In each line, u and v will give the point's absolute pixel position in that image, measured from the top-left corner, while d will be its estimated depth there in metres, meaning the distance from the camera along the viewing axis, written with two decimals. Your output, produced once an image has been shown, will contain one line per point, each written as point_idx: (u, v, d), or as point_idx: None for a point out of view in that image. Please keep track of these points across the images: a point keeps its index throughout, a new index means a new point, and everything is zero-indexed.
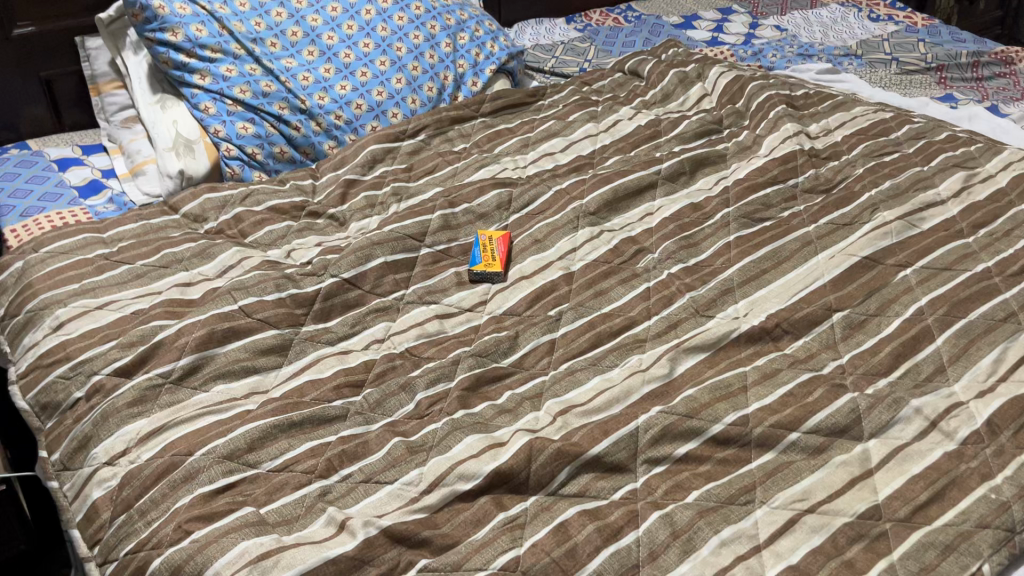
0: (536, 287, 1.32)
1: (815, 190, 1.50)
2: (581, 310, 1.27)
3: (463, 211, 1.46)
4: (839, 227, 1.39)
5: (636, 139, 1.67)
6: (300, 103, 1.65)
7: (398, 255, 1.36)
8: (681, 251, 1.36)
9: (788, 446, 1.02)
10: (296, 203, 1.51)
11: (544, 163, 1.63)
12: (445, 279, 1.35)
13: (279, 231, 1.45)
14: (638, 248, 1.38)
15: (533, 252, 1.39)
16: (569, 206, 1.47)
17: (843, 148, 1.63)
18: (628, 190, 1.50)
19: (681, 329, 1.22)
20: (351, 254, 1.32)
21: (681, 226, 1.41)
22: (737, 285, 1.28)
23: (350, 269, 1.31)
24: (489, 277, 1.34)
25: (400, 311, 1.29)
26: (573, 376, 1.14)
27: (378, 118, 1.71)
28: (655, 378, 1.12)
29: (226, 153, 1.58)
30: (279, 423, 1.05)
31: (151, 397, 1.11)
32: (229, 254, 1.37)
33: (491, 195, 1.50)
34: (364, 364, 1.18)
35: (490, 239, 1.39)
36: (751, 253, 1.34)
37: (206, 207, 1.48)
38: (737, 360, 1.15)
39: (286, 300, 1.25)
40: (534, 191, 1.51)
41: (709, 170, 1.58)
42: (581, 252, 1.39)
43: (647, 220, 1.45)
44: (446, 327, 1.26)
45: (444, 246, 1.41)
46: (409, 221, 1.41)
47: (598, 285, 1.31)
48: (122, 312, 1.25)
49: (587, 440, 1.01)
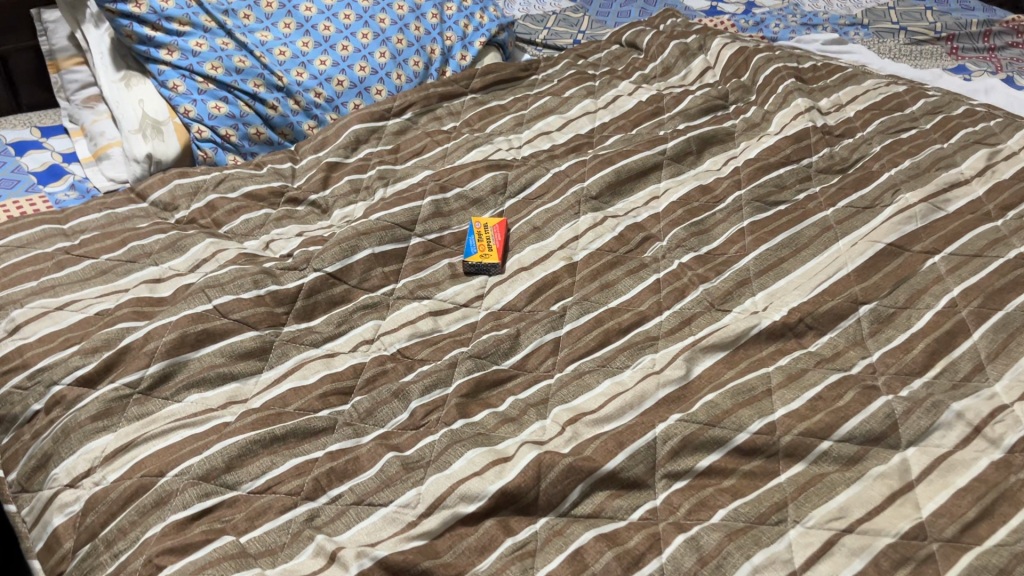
0: (536, 280, 1.22)
1: (830, 170, 1.41)
2: (587, 305, 1.17)
3: (455, 196, 1.36)
4: (859, 211, 1.30)
5: (637, 116, 1.57)
6: (277, 80, 1.53)
7: (386, 246, 1.25)
8: (692, 238, 1.27)
9: (819, 456, 0.93)
10: (275, 188, 1.40)
11: (540, 143, 1.53)
12: (437, 272, 1.25)
13: (256, 221, 1.34)
14: (645, 236, 1.29)
15: (533, 240, 1.29)
16: (570, 189, 1.37)
17: (856, 125, 1.54)
18: (632, 172, 1.40)
19: (695, 325, 1.13)
20: (334, 246, 1.22)
21: (690, 211, 1.32)
22: (754, 276, 1.19)
23: (334, 262, 1.20)
24: (485, 268, 1.25)
25: (389, 307, 1.19)
26: (582, 379, 1.05)
27: (361, 95, 1.60)
28: (670, 382, 1.03)
29: (197, 135, 1.47)
30: (260, 439, 0.95)
31: (118, 410, 1.00)
32: (202, 246, 1.26)
33: (485, 178, 1.40)
34: (352, 368, 1.08)
35: (486, 226, 1.30)
36: (767, 240, 1.25)
37: (176, 194, 1.37)
38: (758, 359, 1.06)
39: (265, 298, 1.14)
40: (531, 173, 1.41)
41: (716, 148, 1.48)
42: (584, 240, 1.29)
43: (654, 204, 1.36)
44: (441, 325, 1.17)
45: (436, 235, 1.30)
46: (397, 209, 1.31)
47: (603, 278, 1.22)
48: (85, 313, 1.14)
49: (602, 454, 0.92)
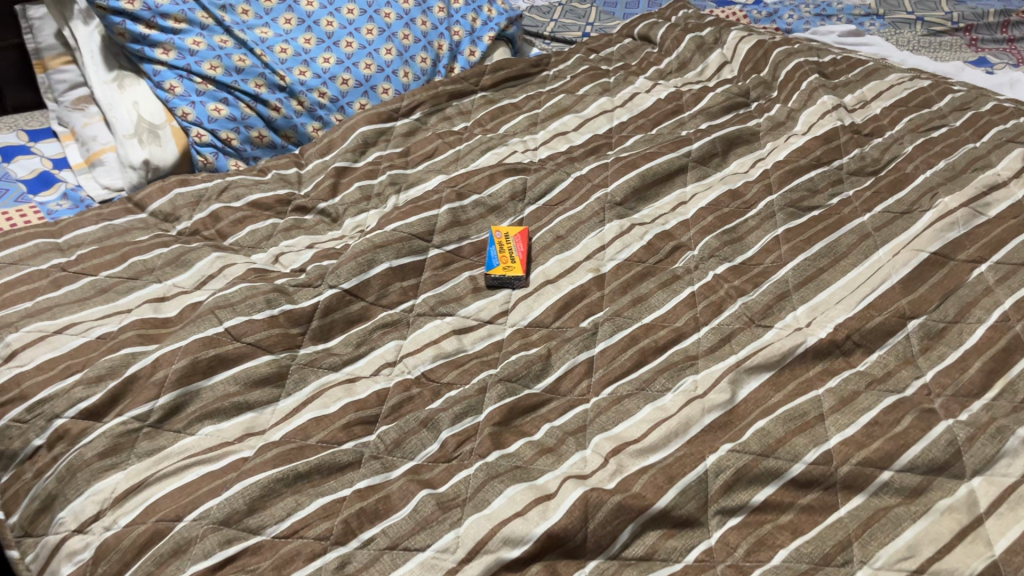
0: (564, 294, 1.16)
1: (863, 172, 1.35)
2: (620, 321, 1.11)
3: (472, 203, 1.29)
4: (898, 216, 1.24)
5: (657, 115, 1.51)
6: (279, 79, 1.45)
7: (404, 259, 1.19)
8: (725, 248, 1.21)
9: (881, 487, 0.88)
10: (282, 197, 1.33)
11: (557, 145, 1.46)
12: (459, 285, 1.18)
13: (263, 232, 1.26)
14: (675, 245, 1.23)
15: (557, 250, 1.23)
16: (593, 195, 1.31)
17: (884, 123, 1.48)
18: (657, 175, 1.33)
19: (736, 342, 1.07)
20: (350, 261, 1.15)
21: (721, 218, 1.26)
22: (793, 288, 1.13)
23: (350, 278, 1.14)
24: (509, 281, 1.18)
25: (410, 325, 1.12)
26: (621, 404, 0.99)
27: (367, 95, 1.52)
28: (715, 407, 0.97)
29: (196, 139, 1.39)
30: (283, 477, 0.89)
31: (126, 446, 0.93)
32: (207, 261, 1.19)
33: (503, 184, 1.33)
34: (375, 395, 1.01)
35: (507, 235, 1.24)
36: (804, 249, 1.19)
37: (177, 204, 1.29)
38: (806, 381, 1.00)
39: (279, 318, 1.08)
40: (551, 178, 1.34)
41: (742, 149, 1.42)
42: (611, 249, 1.22)
43: (681, 210, 1.29)
44: (465, 344, 1.10)
45: (455, 246, 1.24)
46: (414, 218, 1.24)
47: (635, 291, 1.16)
48: (86, 336, 1.07)
49: (652, 490, 0.86)
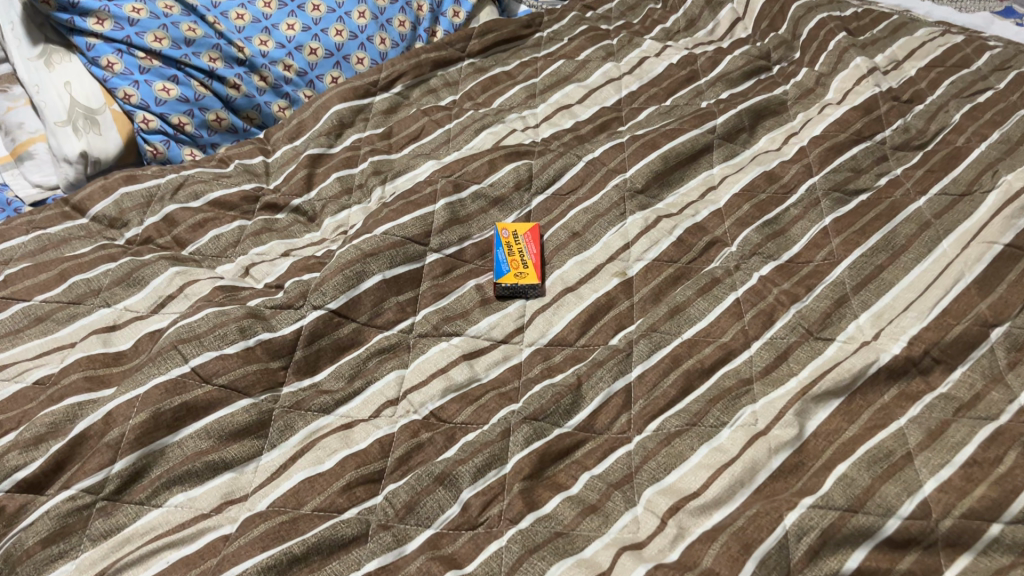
0: (588, 305, 1.00)
1: (908, 148, 1.20)
2: (657, 337, 0.95)
3: (472, 195, 1.12)
4: (957, 198, 1.09)
5: (671, 84, 1.34)
6: (237, 52, 1.25)
7: (398, 269, 1.01)
8: (767, 243, 1.06)
9: (991, 544, 0.73)
10: (248, 192, 1.14)
11: (560, 121, 1.28)
12: (464, 298, 1.02)
13: (229, 238, 1.08)
14: (710, 240, 1.07)
15: (575, 250, 1.06)
16: (610, 182, 1.14)
17: (923, 87, 1.33)
18: (680, 156, 1.17)
19: (794, 360, 0.92)
20: (336, 274, 0.97)
21: (758, 207, 1.10)
22: (852, 291, 0.99)
23: (337, 296, 0.96)
24: (522, 291, 1.01)
25: (411, 349, 0.96)
26: (671, 445, 0.84)
27: (339, 67, 1.33)
28: (783, 446, 0.83)
29: (143, 126, 1.19)
30: (276, 563, 0.73)
31: (77, 527, 0.76)
32: (164, 279, 1.00)
33: (506, 171, 1.15)
34: (378, 443, 0.85)
35: (517, 234, 1.07)
36: (858, 243, 1.04)
37: (124, 206, 1.09)
38: (884, 407, 0.86)
39: (256, 349, 0.90)
40: (560, 162, 1.17)
41: (771, 122, 1.26)
42: (636, 247, 1.06)
43: (711, 197, 1.13)
44: (478, 372, 0.93)
45: (456, 248, 1.07)
46: (406, 217, 1.06)
47: (669, 299, 1.00)
48: (22, 382, 0.88)
49: (726, 564, 0.71)
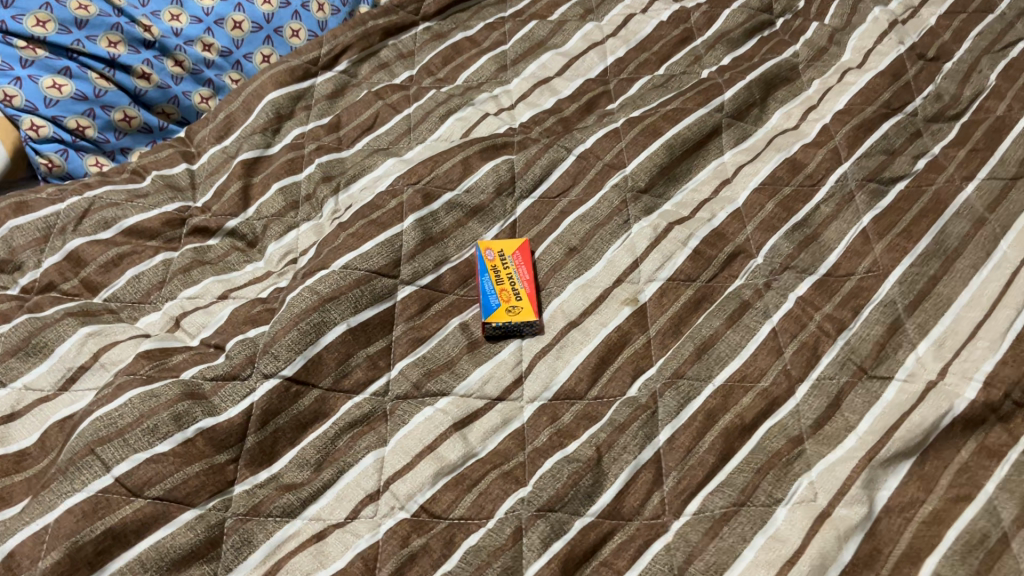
0: (597, 345, 0.84)
1: (943, 119, 1.04)
2: (685, 386, 0.80)
3: (446, 207, 0.93)
4: (1010, 185, 0.94)
5: (663, 48, 1.15)
6: (143, 32, 1.02)
7: (365, 313, 0.83)
8: (800, 253, 0.90)
9: None
10: (170, 215, 0.93)
11: (539, 100, 1.09)
12: (447, 342, 0.84)
13: (152, 278, 0.88)
14: (733, 251, 0.91)
15: (573, 272, 0.89)
16: (607, 181, 0.97)
17: (947, 40, 1.16)
18: (686, 145, 0.99)
19: (849, 408, 0.77)
20: (289, 330, 0.79)
21: (783, 206, 0.94)
22: (905, 313, 0.84)
23: (293, 359, 0.78)
24: (516, 329, 0.85)
25: (390, 418, 0.78)
26: (719, 537, 0.69)
27: (271, 42, 1.10)
28: (855, 531, 0.69)
29: (31, 134, 0.97)
30: None
31: None
32: (73, 344, 0.80)
33: (483, 172, 0.97)
34: (360, 560, 0.68)
35: (504, 254, 0.90)
36: (905, 248, 0.88)
37: (15, 244, 0.88)
38: (965, 469, 0.72)
39: (197, 441, 0.72)
40: (546, 158, 0.98)
41: (785, 91, 1.08)
42: (647, 265, 0.90)
43: (727, 193, 0.96)
44: (474, 445, 0.77)
45: (432, 277, 0.89)
46: (368, 243, 0.87)
47: (692, 331, 0.84)
48: None
49: None
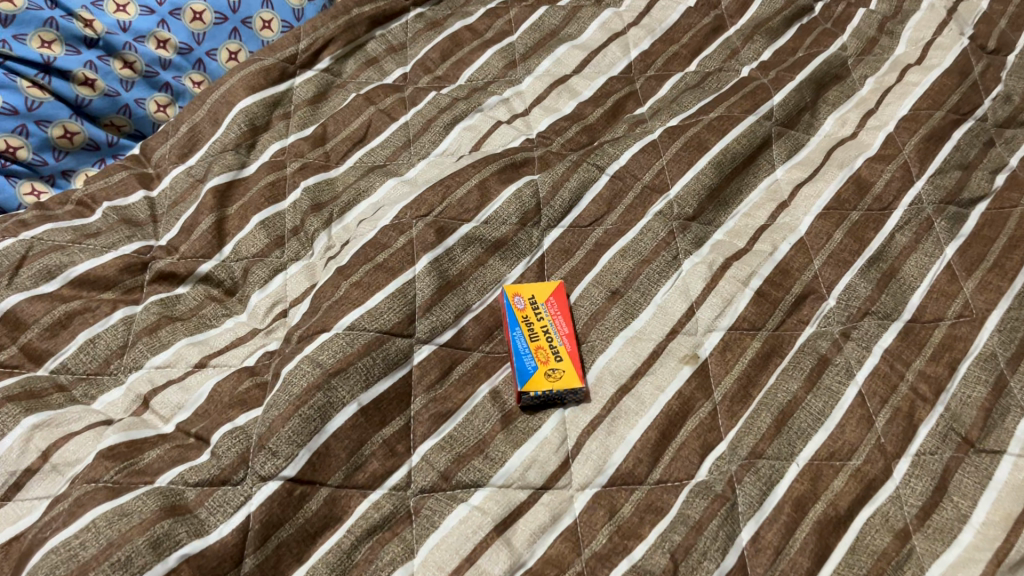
0: (655, 417, 0.71)
1: (1016, 125, 0.92)
2: (766, 470, 0.67)
3: (463, 242, 0.79)
4: None
5: (695, 39, 1.00)
6: (83, 28, 0.85)
7: (379, 386, 0.69)
8: (879, 295, 0.77)
9: None
10: (129, 258, 0.77)
11: (557, 104, 0.94)
12: (477, 415, 0.70)
13: (110, 343, 0.72)
14: (800, 293, 0.78)
15: (619, 322, 0.76)
16: (649, 207, 0.83)
17: (1005, 27, 1.02)
18: (736, 160, 0.86)
19: (961, 492, 0.66)
20: (290, 417, 0.64)
21: (853, 235, 0.81)
22: (1009, 369, 0.72)
23: (296, 455, 0.63)
24: (557, 397, 0.71)
25: (416, 521, 0.64)
26: None
27: (239, 36, 0.93)
28: None
29: None
30: None
31: None
32: (15, 440, 0.64)
33: (504, 198, 0.82)
34: None
35: (535, 302, 0.76)
36: (999, 288, 0.77)
37: None
38: None
39: (182, 572, 0.57)
40: (576, 179, 0.84)
41: (836, 92, 0.95)
42: (704, 312, 0.77)
43: (786, 219, 0.84)
44: (519, 552, 0.63)
45: (453, 331, 0.74)
46: (376, 295, 0.72)
47: (765, 396, 0.72)
48: None
49: None
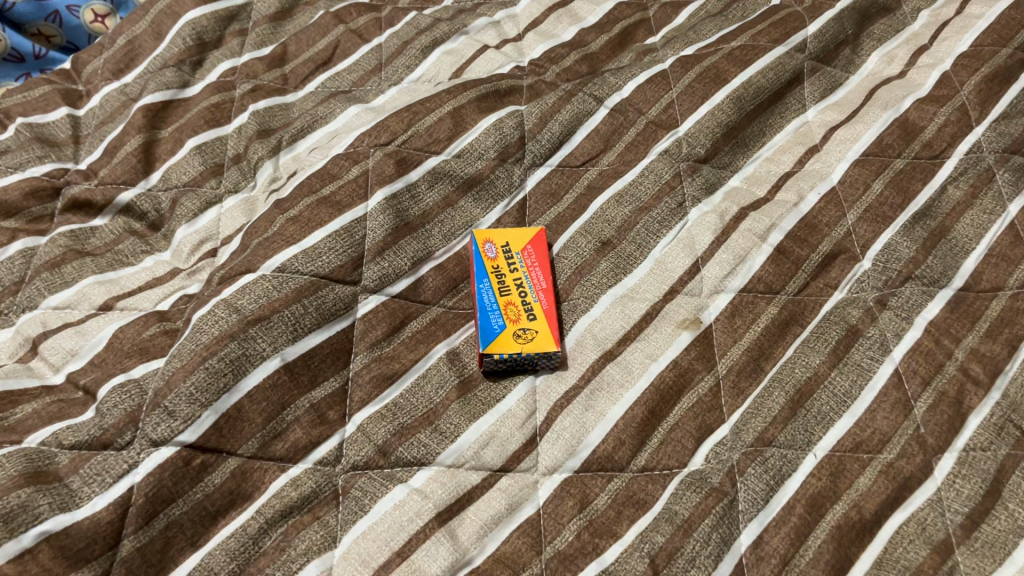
0: (643, 390, 0.58)
1: None
2: (775, 460, 0.55)
3: (429, 178, 0.67)
4: None
5: None
6: None
7: (311, 339, 0.57)
8: (926, 257, 0.64)
9: None
10: (38, 183, 0.66)
11: (554, 29, 0.81)
12: (429, 379, 0.58)
13: (5, 278, 0.61)
14: (829, 252, 0.65)
15: (608, 278, 0.64)
16: (654, 145, 0.71)
17: None
18: (759, 96, 0.73)
19: (1020, 499, 0.53)
20: (194, 370, 0.53)
21: (897, 186, 0.68)
22: None
23: (197, 417, 0.52)
24: (527, 362, 0.59)
25: (343, 504, 0.53)
26: None
27: None
28: None
29: None
30: None
31: None
32: None
33: (482, 129, 0.70)
34: None
35: (509, 250, 0.63)
36: None
37: None
38: None
39: (39, 554, 0.46)
40: (568, 111, 0.72)
41: (884, 24, 0.81)
42: (711, 270, 0.64)
43: (816, 166, 0.70)
44: (465, 547, 0.51)
45: (409, 281, 0.62)
46: (316, 233, 0.61)
47: (779, 373, 0.59)
48: None
49: None
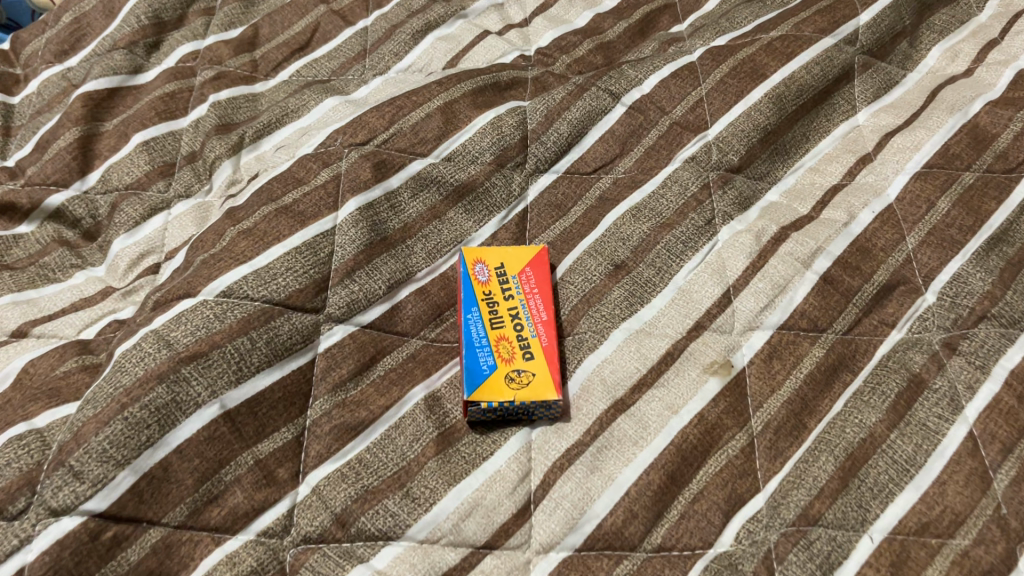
0: (661, 450, 0.48)
1: None
2: (823, 544, 0.44)
3: (412, 184, 0.57)
4: None
5: None
6: None
7: (259, 380, 0.47)
8: (1004, 292, 0.53)
9: None
10: None
11: (567, 14, 0.71)
12: (401, 429, 0.48)
13: None
14: (885, 282, 0.55)
15: (621, 309, 0.54)
16: (678, 151, 0.61)
17: None
18: (803, 95, 0.62)
19: None
20: (109, 419, 0.43)
21: (967, 204, 0.57)
22: None
23: (109, 479, 0.42)
24: (521, 412, 0.48)
25: None
26: None
27: None
28: None
29: None
30: None
31: None
32: None
33: (478, 127, 0.60)
34: None
35: (504, 273, 0.53)
36: None
37: None
38: None
39: None
40: (579, 108, 0.61)
41: (947, 15, 0.70)
42: (745, 302, 0.54)
43: (869, 178, 0.60)
44: None
45: (383, 308, 0.52)
46: (272, 250, 0.51)
47: (826, 432, 0.49)
48: None
49: None
